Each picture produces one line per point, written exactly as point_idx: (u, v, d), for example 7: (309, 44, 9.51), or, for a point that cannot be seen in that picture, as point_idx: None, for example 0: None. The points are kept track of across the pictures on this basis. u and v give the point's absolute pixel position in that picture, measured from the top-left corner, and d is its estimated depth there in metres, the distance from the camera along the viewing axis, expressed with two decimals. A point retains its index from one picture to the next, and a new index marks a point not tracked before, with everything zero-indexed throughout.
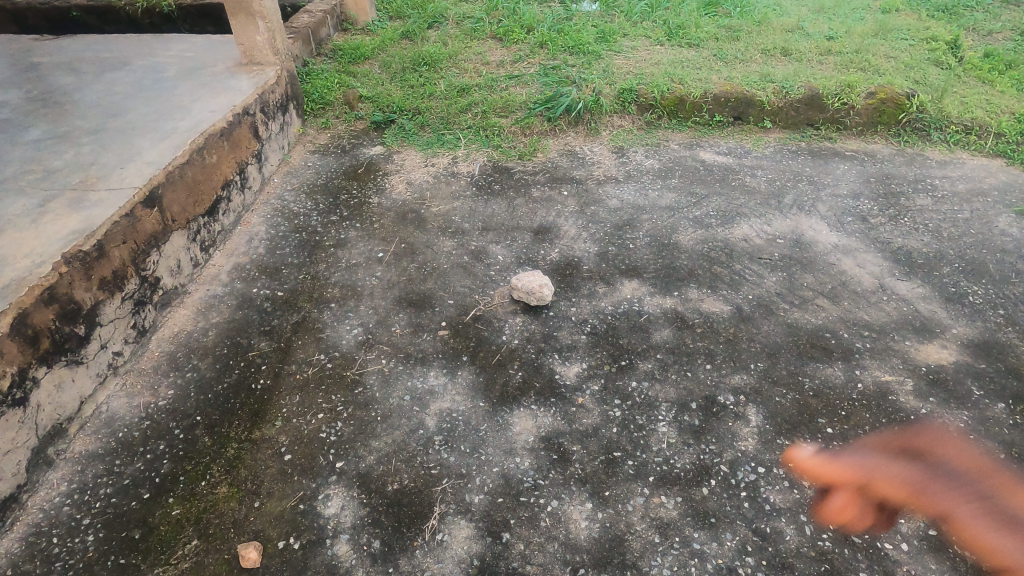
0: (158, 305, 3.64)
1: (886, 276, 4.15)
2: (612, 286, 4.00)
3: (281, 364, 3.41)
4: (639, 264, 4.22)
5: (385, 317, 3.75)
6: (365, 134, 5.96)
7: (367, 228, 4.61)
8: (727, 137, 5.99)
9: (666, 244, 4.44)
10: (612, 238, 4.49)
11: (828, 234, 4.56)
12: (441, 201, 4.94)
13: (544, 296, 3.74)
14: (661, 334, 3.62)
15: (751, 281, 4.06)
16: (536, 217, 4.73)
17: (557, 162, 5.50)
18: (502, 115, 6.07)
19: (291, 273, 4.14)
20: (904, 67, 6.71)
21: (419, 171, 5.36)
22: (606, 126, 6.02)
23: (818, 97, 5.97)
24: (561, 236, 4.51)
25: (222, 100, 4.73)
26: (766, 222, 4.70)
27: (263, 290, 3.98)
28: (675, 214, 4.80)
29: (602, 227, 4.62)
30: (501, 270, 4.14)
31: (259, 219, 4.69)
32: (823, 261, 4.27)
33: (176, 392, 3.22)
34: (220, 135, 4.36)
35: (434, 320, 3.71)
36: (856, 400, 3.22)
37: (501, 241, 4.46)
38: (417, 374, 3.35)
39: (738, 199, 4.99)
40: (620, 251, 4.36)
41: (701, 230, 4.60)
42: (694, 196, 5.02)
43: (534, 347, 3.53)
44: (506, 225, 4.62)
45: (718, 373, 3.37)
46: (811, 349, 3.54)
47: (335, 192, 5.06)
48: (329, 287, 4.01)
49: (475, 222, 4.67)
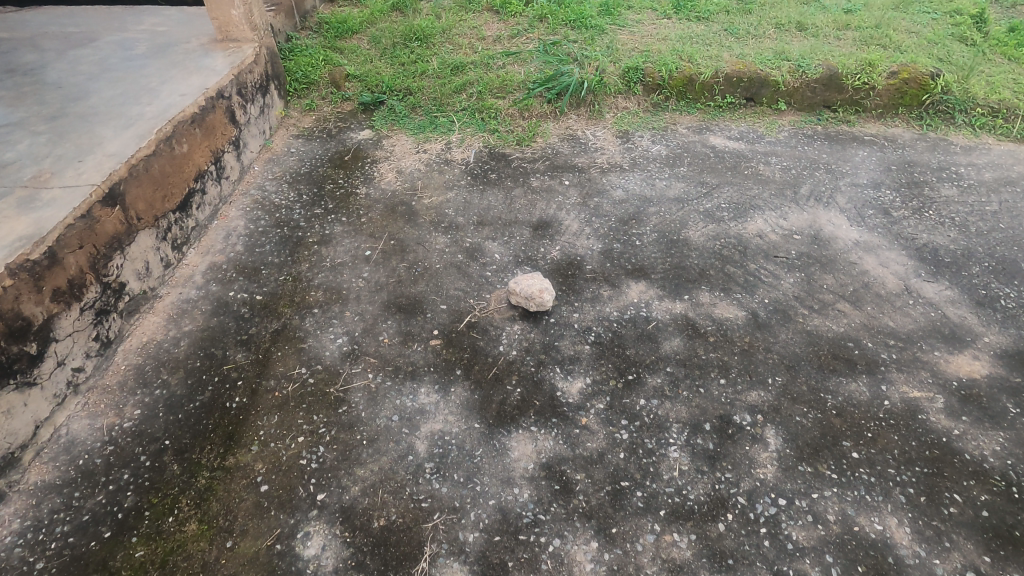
0: (124, 313, 3.34)
1: (912, 277, 3.87)
2: (617, 289, 3.72)
3: (258, 379, 3.14)
4: (645, 263, 3.93)
5: (372, 324, 3.47)
6: (353, 116, 5.58)
7: (354, 222, 4.29)
8: (739, 119, 5.62)
9: (675, 240, 4.14)
10: (617, 234, 4.18)
11: (848, 229, 4.26)
12: (434, 192, 4.61)
13: (544, 302, 3.45)
14: (671, 344, 3.36)
15: (767, 282, 3.78)
16: (536, 209, 4.41)
17: (557, 148, 5.15)
18: (499, 96, 5.68)
19: (272, 274, 3.83)
20: (926, 43, 6.30)
21: (410, 158, 5.00)
22: (610, 108, 5.65)
23: (837, 77, 5.58)
24: (562, 231, 4.19)
25: (193, 81, 4.34)
26: (782, 215, 4.39)
27: (241, 293, 3.68)
28: (684, 207, 4.48)
29: (606, 221, 4.31)
30: (498, 271, 3.85)
31: (238, 212, 4.36)
32: (843, 259, 3.98)
33: (144, 412, 2.95)
34: (192, 122, 4.00)
35: (425, 329, 3.43)
36: (883, 420, 2.97)
37: (498, 237, 4.15)
38: (406, 391, 3.08)
39: (750, 190, 4.67)
40: (625, 248, 4.06)
41: (712, 225, 4.29)
42: (704, 187, 4.69)
43: (534, 358, 3.26)
44: (504, 220, 4.30)
45: (733, 389, 3.11)
46: (832, 361, 3.28)
47: (320, 182, 4.72)
48: (312, 290, 3.71)
49: (470, 215, 4.35)
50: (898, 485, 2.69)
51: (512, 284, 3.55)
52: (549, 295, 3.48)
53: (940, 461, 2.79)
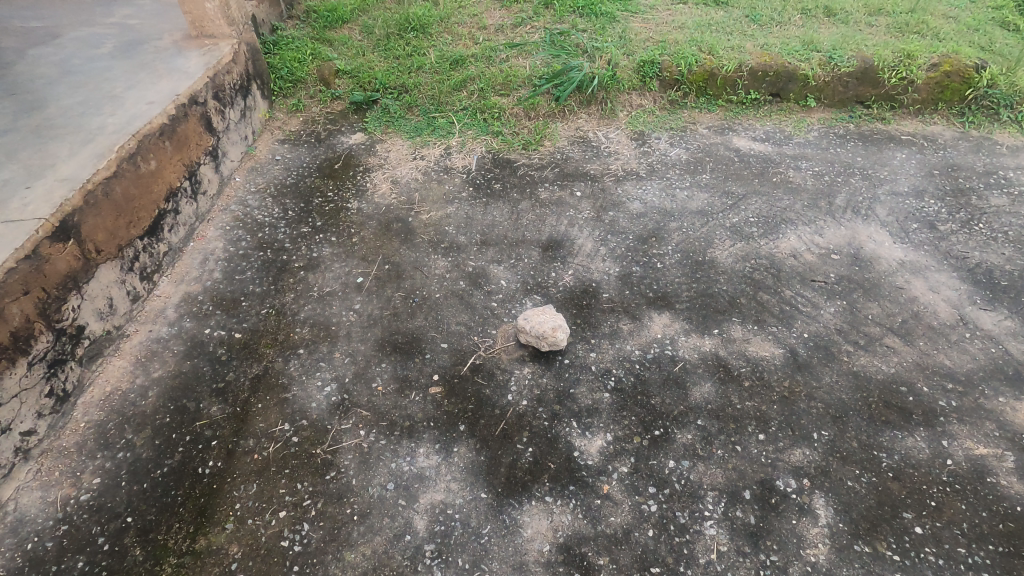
0: (84, 360, 2.96)
1: (966, 304, 3.47)
2: (638, 321, 3.33)
3: (235, 438, 2.77)
4: (667, 290, 3.53)
5: (365, 368, 3.09)
6: (344, 117, 5.13)
7: (344, 243, 3.88)
8: (764, 118, 5.16)
9: (700, 261, 3.74)
10: (637, 255, 3.77)
11: (891, 247, 3.85)
12: (433, 206, 4.20)
13: (559, 340, 3.07)
14: (701, 390, 2.98)
15: (806, 313, 3.38)
16: (546, 226, 4.00)
17: (567, 153, 4.71)
18: (502, 93, 5.21)
19: (253, 306, 3.44)
20: (967, 29, 5.78)
21: (406, 167, 4.57)
22: (623, 106, 5.19)
23: (872, 70, 5.11)
24: (575, 252, 3.79)
25: (163, 86, 3.90)
26: (817, 231, 3.98)
27: (217, 330, 3.29)
28: (708, 221, 4.06)
29: (623, 239, 3.90)
30: (505, 301, 3.45)
31: (217, 232, 3.95)
32: (888, 284, 3.58)
33: (104, 481, 2.59)
34: (160, 134, 3.56)
35: (424, 373, 3.05)
36: (947, 485, 2.60)
37: (503, 259, 3.75)
38: (403, 452, 2.71)
39: (780, 200, 4.24)
40: (645, 271, 3.66)
41: (740, 243, 3.88)
42: (730, 197, 4.27)
43: (547, 409, 2.89)
44: (511, 239, 3.90)
45: (774, 447, 2.74)
46: (884, 410, 2.90)
47: (307, 195, 4.30)
48: (298, 326, 3.32)
49: (473, 234, 3.94)
50: (971, 570, 2.33)
51: (520, 320, 3.16)
52: (564, 331, 3.11)
53: (1016, 536, 2.43)
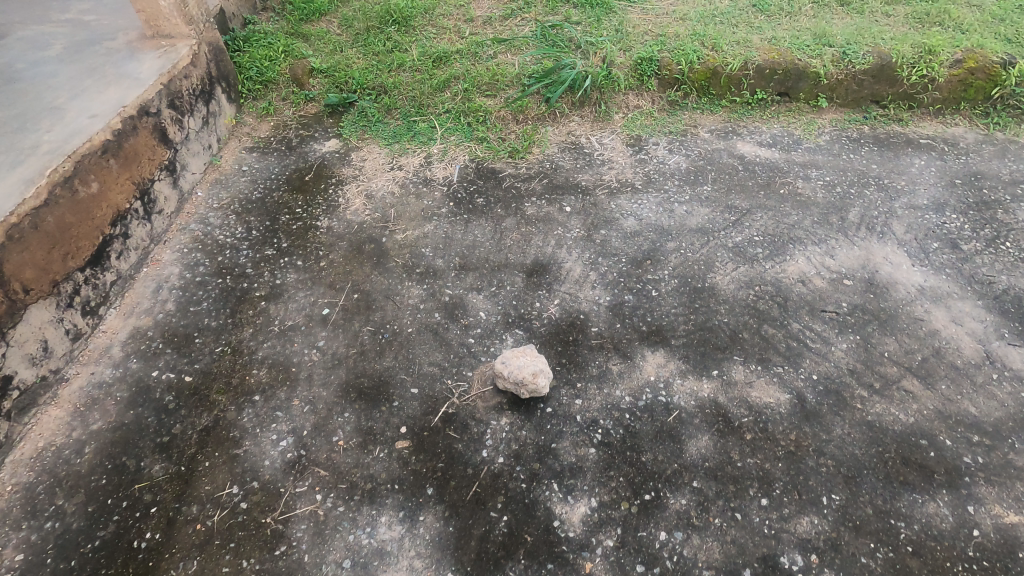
0: (13, 413, 2.68)
1: (993, 338, 3.13)
2: (630, 361, 3.02)
3: (177, 504, 2.50)
4: (662, 323, 3.21)
5: (325, 419, 2.79)
6: (318, 121, 4.77)
7: (311, 268, 3.56)
8: (771, 119, 4.78)
9: (699, 288, 3.41)
10: (629, 281, 3.45)
11: (910, 270, 3.51)
12: (409, 224, 3.86)
13: (541, 386, 2.77)
14: (698, 445, 2.67)
15: (815, 350, 3.06)
16: (531, 247, 3.67)
17: (557, 161, 4.35)
18: (488, 94, 4.83)
19: (206, 343, 3.13)
20: (993, 19, 5.33)
21: (382, 178, 4.23)
22: (619, 107, 4.81)
23: (889, 67, 4.71)
24: (562, 278, 3.46)
25: (110, 95, 3.56)
26: (828, 251, 3.64)
27: (166, 373, 2.99)
28: (709, 241, 3.73)
29: (615, 262, 3.57)
30: (483, 337, 3.14)
31: (173, 255, 3.63)
32: (906, 314, 3.25)
33: (27, 558, 2.33)
34: (104, 151, 3.24)
35: (390, 425, 2.76)
36: (974, 563, 2.30)
37: (483, 286, 3.43)
38: (363, 521, 2.43)
39: (788, 216, 3.90)
40: (638, 300, 3.34)
41: (744, 267, 3.54)
42: (733, 212, 3.93)
43: (526, 469, 2.59)
44: (492, 263, 3.57)
45: (779, 515, 2.44)
46: (903, 469, 2.59)
47: (274, 212, 3.97)
48: (255, 367, 3.02)
49: (452, 257, 3.62)
50: None
51: (497, 363, 2.84)
52: (546, 374, 2.81)
53: None
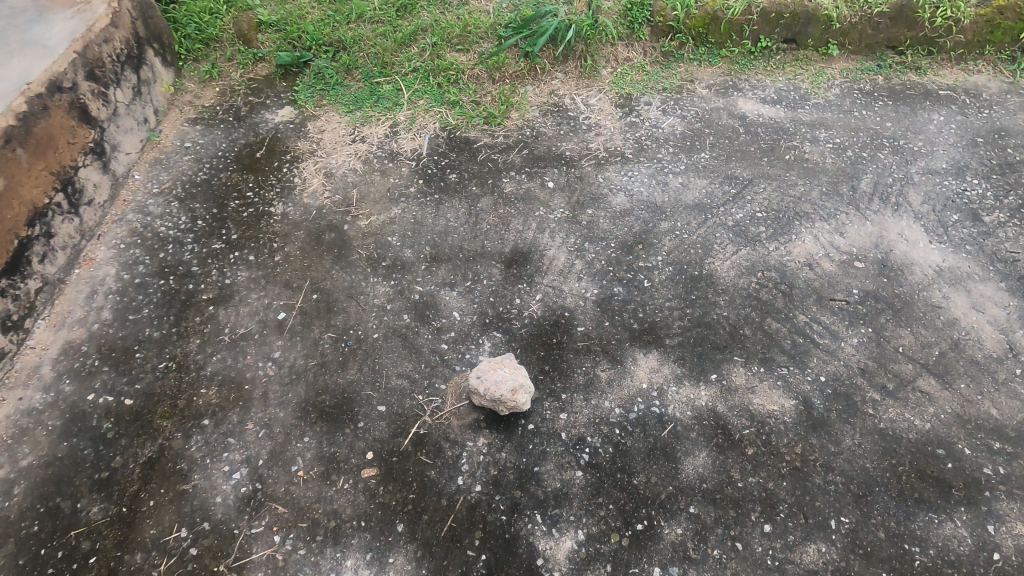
0: None
1: (1017, 327, 2.86)
2: (620, 367, 2.73)
3: (119, 551, 2.24)
4: (655, 319, 2.91)
5: (283, 445, 2.51)
6: (269, 85, 4.24)
7: (264, 264, 3.18)
8: (776, 71, 4.30)
9: (696, 277, 3.08)
10: (619, 270, 3.11)
11: (927, 249, 3.20)
12: (374, 208, 3.46)
13: (522, 403, 2.49)
14: (695, 464, 2.43)
15: (823, 348, 2.79)
16: (509, 232, 3.30)
17: (538, 127, 3.89)
18: (460, 48, 4.29)
19: (149, 358, 2.80)
20: None
21: (343, 153, 3.78)
22: (606, 61, 4.31)
23: (909, 8, 4.21)
24: (545, 268, 3.12)
25: (13, 70, 3.08)
26: (838, 228, 3.30)
27: (104, 395, 2.67)
28: (707, 219, 3.36)
29: (603, 247, 3.22)
30: (457, 342, 2.83)
31: (109, 252, 3.23)
32: (923, 302, 2.96)
33: None
34: (7, 141, 2.84)
35: (355, 451, 2.48)
36: None
37: (457, 280, 3.09)
38: (326, 567, 2.19)
39: (795, 187, 3.53)
40: (628, 293, 3.02)
41: (745, 249, 3.21)
42: (734, 184, 3.54)
43: (506, 498, 2.34)
44: (466, 252, 3.21)
45: (783, 543, 2.22)
46: (918, 484, 2.36)
47: (223, 197, 3.54)
48: (203, 385, 2.71)
49: (422, 245, 3.25)
50: None
51: (472, 378, 2.55)
52: (527, 389, 2.53)
53: None
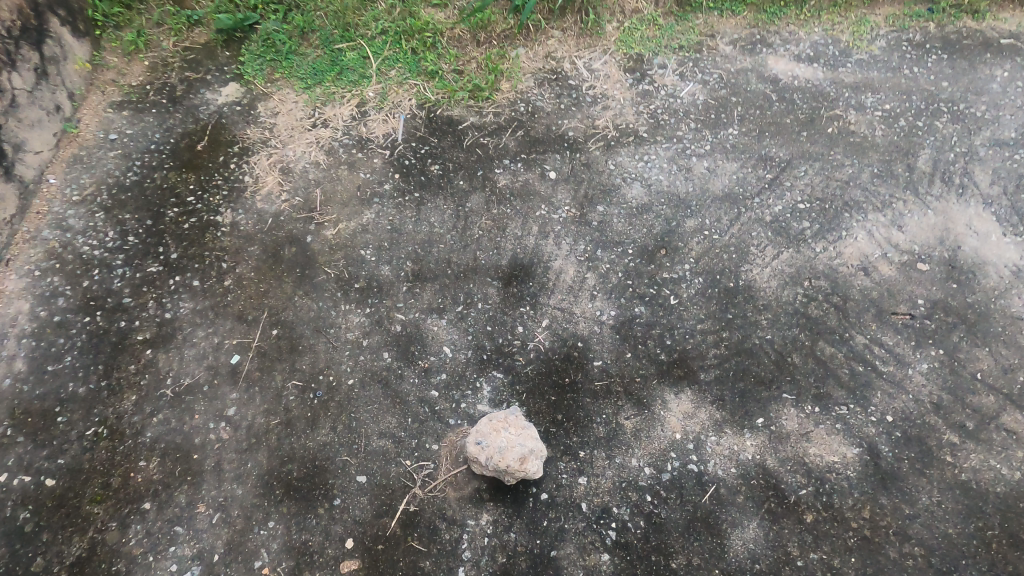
0: None
1: None
2: (647, 413, 2.27)
3: None
4: (686, 347, 2.43)
5: (244, 535, 2.07)
6: (210, 56, 3.50)
7: (212, 292, 2.63)
8: (809, 20, 3.63)
9: (732, 290, 2.57)
10: (639, 284, 2.59)
11: (1001, 244, 2.70)
12: (341, 212, 2.87)
13: (532, 473, 2.05)
14: (743, 538, 2.03)
15: (887, 378, 2.34)
16: (506, 239, 2.74)
17: (534, 101, 3.26)
18: (436, 3, 3.57)
19: (74, 423, 2.29)
20: None
21: (301, 142, 3.14)
22: (611, 14, 3.61)
23: None
24: (550, 286, 2.59)
25: None
26: (896, 220, 2.77)
27: (19, 475, 2.17)
28: (741, 213, 2.80)
29: (619, 254, 2.68)
30: (450, 387, 2.35)
31: (19, 281, 2.63)
32: (1001, 313, 2.50)
33: None
34: None
35: (332, 539, 2.05)
36: None
37: (446, 304, 2.56)
38: None
39: (841, 168, 2.95)
40: (652, 313, 2.51)
41: (788, 251, 2.67)
42: (770, 166, 2.96)
43: None
44: (455, 267, 2.67)
45: None
46: (1009, 553, 1.99)
47: (157, 203, 2.91)
48: (144, 458, 2.22)
49: (401, 260, 2.70)
50: None
51: (470, 443, 2.09)
52: (539, 455, 2.08)
53: None
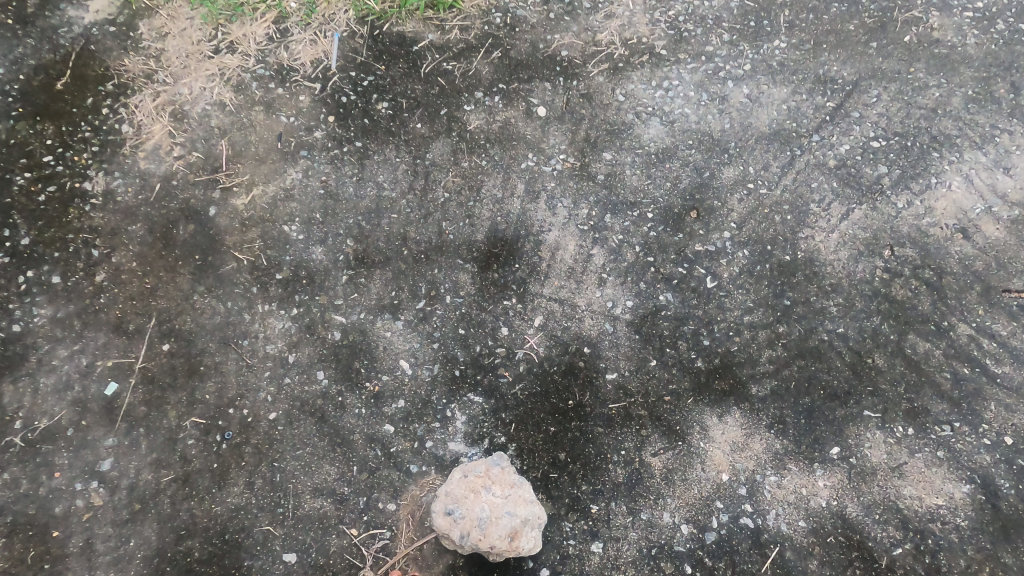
0: None
1: None
2: (684, 448, 1.67)
3: None
4: (732, 348, 1.79)
5: None
6: None
7: (78, 294, 1.90)
8: None
9: (789, 264, 1.90)
10: (664, 262, 1.91)
11: None
12: (256, 171, 2.09)
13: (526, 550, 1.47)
14: None
15: (1004, 385, 1.73)
16: (481, 203, 2.02)
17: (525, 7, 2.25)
18: None
19: None
20: None
21: (199, 74, 2.21)
22: None
23: None
24: (543, 268, 1.91)
25: None
26: (1002, 160, 2.05)
27: None
28: (795, 156, 2.07)
29: (636, 221, 1.97)
30: (410, 420, 1.71)
31: None
32: None
33: None
34: None
35: None
36: None
37: (402, 299, 1.88)
38: None
39: (936, 85, 2.15)
40: (683, 303, 1.85)
41: (860, 208, 1.98)
42: (837, 88, 2.16)
43: None
44: (414, 246, 1.96)
45: None
46: None
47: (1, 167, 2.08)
48: None
49: (339, 238, 1.97)
50: None
51: (437, 512, 1.48)
52: (536, 525, 1.49)
53: None
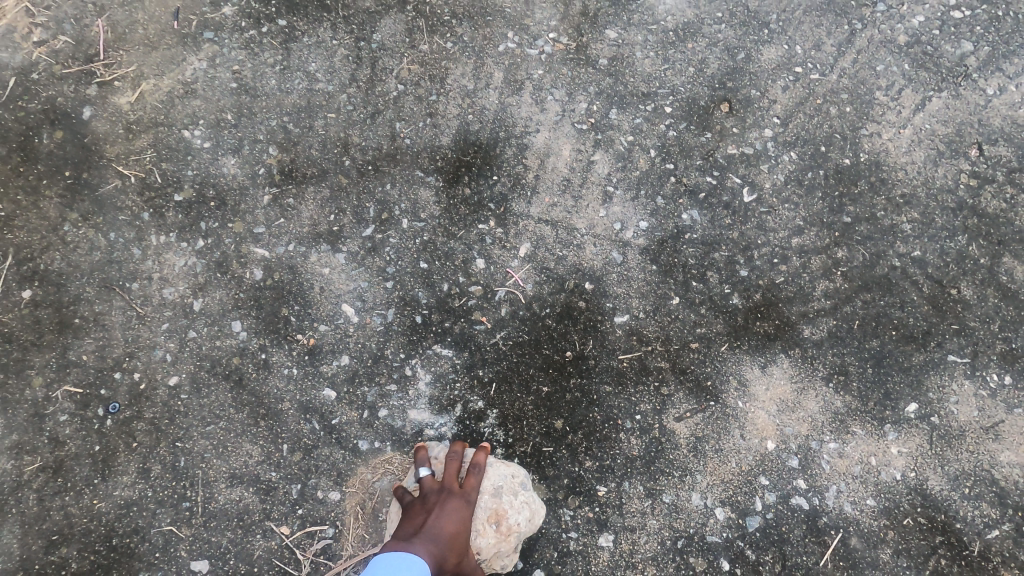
0: None
1: None
2: (727, 412, 1.34)
3: None
4: (777, 281, 1.39)
5: None
6: None
7: None
8: None
9: (848, 170, 1.46)
10: (688, 170, 1.45)
11: None
12: (146, 59, 1.52)
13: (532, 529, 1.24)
14: None
15: None
16: (446, 97, 1.51)
17: None
18: None
19: None
20: None
21: None
22: None
23: None
24: (529, 181, 1.45)
25: None
26: None
27: None
28: (856, 31, 1.52)
29: (650, 116, 1.48)
30: (360, 380, 1.33)
31: None
32: None
33: None
34: None
35: None
36: None
37: (344, 225, 1.42)
38: None
39: None
40: (712, 223, 1.43)
41: (939, 96, 1.50)
42: None
43: None
44: (358, 156, 1.47)
45: None
46: None
47: None
48: None
49: (258, 145, 1.48)
50: None
51: None
52: (518, 486, 1.26)
53: None
